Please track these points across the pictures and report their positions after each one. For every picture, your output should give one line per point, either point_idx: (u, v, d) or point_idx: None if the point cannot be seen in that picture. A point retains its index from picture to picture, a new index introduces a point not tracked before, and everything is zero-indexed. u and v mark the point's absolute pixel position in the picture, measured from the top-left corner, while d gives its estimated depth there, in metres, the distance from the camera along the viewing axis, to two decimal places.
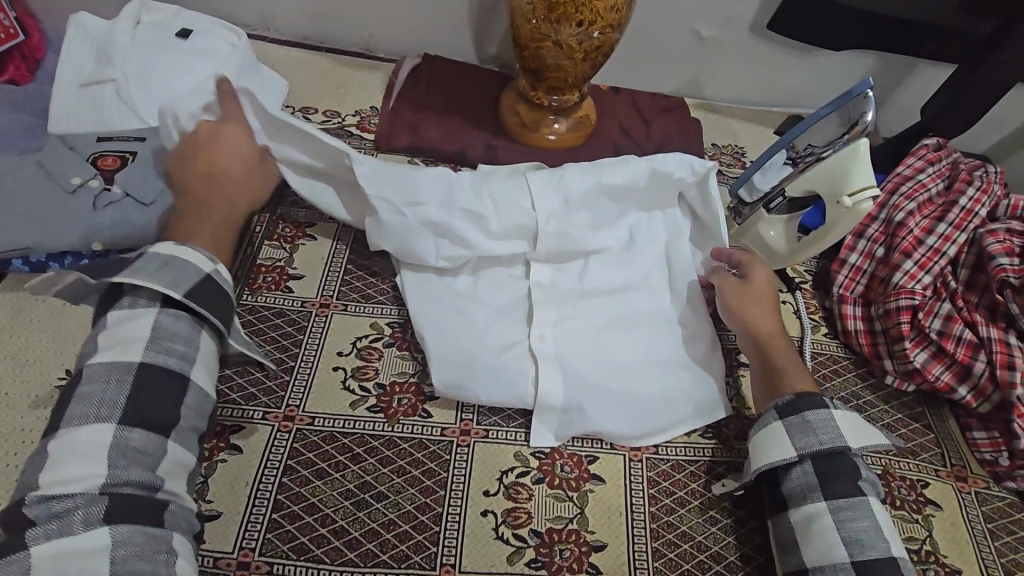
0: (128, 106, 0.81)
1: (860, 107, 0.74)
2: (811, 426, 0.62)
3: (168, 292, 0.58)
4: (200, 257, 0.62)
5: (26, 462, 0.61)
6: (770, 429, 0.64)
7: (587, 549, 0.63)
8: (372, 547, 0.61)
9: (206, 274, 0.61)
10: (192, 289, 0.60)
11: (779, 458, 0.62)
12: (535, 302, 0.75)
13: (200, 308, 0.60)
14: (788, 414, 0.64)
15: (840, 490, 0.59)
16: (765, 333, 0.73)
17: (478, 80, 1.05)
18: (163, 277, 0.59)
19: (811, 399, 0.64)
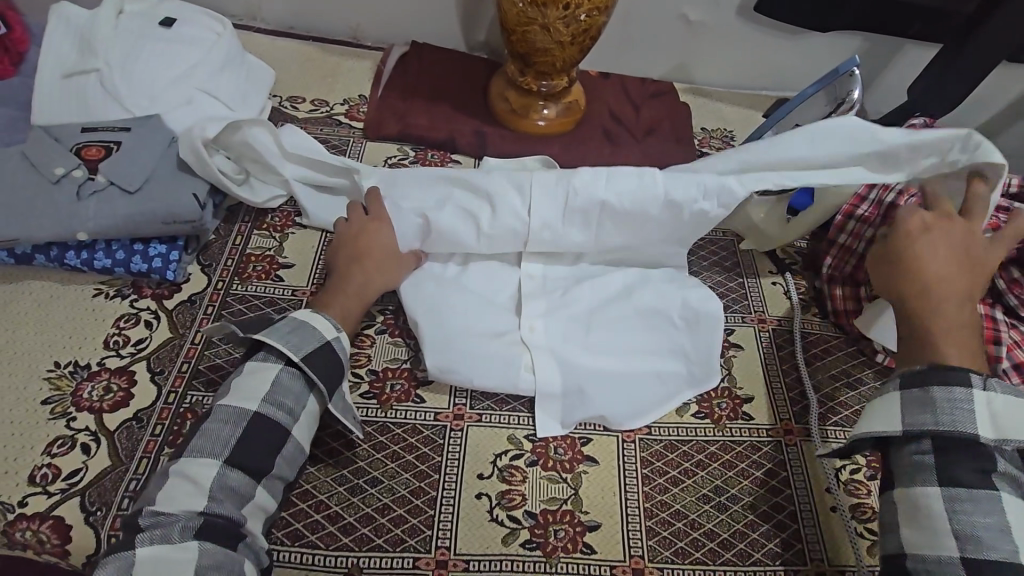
0: (112, 96, 0.80)
1: (846, 86, 0.75)
2: (935, 403, 0.54)
3: (291, 355, 0.60)
4: (328, 322, 0.64)
5: (17, 454, 0.61)
6: (881, 402, 0.57)
7: (582, 529, 0.63)
8: (367, 531, 0.61)
9: (329, 342, 0.63)
10: (312, 352, 0.61)
11: (880, 429, 0.56)
12: (523, 293, 0.75)
13: (316, 375, 0.61)
14: (913, 386, 0.56)
15: (959, 478, 0.51)
16: (937, 298, 0.60)
17: (467, 67, 1.04)
18: (289, 338, 0.61)
19: (958, 377, 0.54)
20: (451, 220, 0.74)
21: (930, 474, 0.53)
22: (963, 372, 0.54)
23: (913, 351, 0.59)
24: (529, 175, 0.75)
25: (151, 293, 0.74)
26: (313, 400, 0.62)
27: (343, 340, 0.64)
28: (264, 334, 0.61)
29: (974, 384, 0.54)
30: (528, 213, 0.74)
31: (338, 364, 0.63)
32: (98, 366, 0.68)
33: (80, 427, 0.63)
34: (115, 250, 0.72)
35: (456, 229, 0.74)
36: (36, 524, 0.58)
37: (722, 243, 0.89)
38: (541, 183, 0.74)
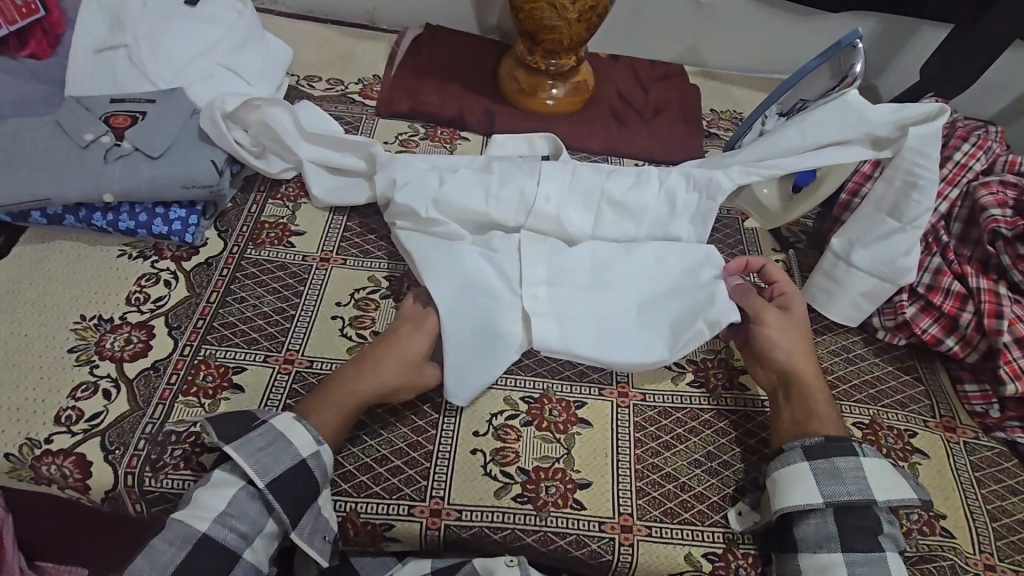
0: (139, 70, 0.84)
1: (849, 59, 0.75)
2: (842, 474, 0.61)
3: (258, 481, 0.56)
4: (309, 435, 0.59)
5: (44, 396, 0.65)
6: (796, 470, 0.61)
7: (572, 486, 0.65)
8: (364, 479, 0.63)
9: (306, 461, 0.58)
10: (283, 475, 0.57)
11: (806, 503, 0.59)
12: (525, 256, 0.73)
13: (278, 500, 0.57)
14: (817, 458, 0.62)
15: (855, 544, 0.58)
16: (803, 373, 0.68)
17: (479, 49, 1.07)
18: (260, 457, 0.57)
19: (843, 445, 0.62)
20: (463, 181, 0.76)
21: (836, 541, 0.59)
22: (850, 442, 0.62)
23: (792, 422, 0.66)
24: (541, 164, 0.78)
25: (170, 255, 0.78)
26: (270, 523, 0.58)
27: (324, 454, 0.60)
28: (233, 448, 0.57)
29: (856, 450, 0.62)
30: (537, 182, 0.76)
31: (308, 487, 0.58)
32: (120, 320, 0.72)
33: (102, 374, 0.67)
34: (139, 213, 0.77)
35: (465, 189, 0.76)
36: (60, 460, 0.62)
37: (726, 220, 0.90)
38: (549, 179, 0.76)
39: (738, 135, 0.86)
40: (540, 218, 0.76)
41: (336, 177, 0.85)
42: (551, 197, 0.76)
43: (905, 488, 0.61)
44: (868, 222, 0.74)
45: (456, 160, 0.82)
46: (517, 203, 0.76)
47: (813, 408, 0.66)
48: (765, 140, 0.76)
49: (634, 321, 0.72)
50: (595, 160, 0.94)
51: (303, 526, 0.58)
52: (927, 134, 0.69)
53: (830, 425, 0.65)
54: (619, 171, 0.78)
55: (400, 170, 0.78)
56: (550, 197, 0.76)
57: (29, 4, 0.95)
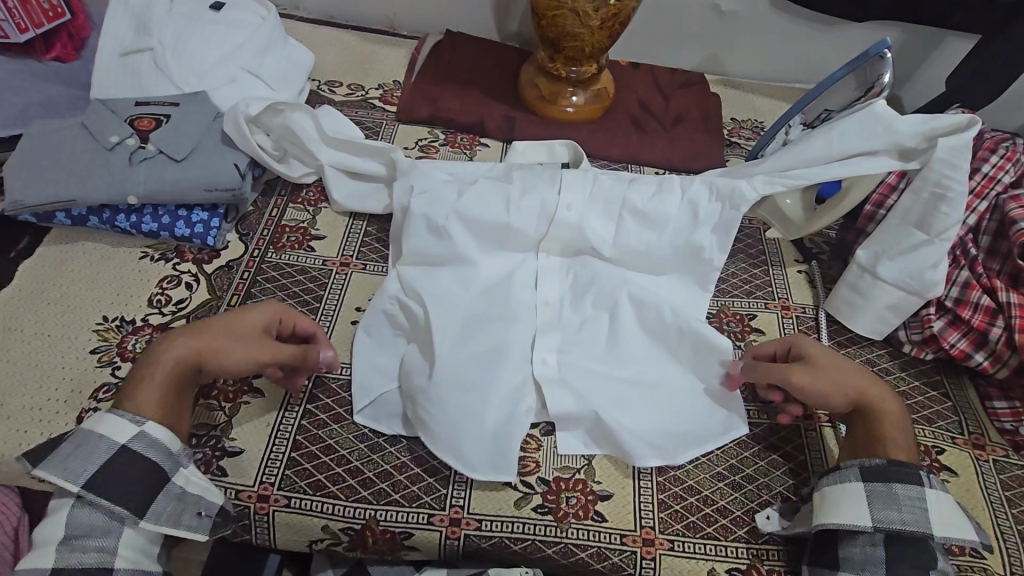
0: (164, 73, 0.85)
1: (876, 69, 0.74)
2: (897, 500, 0.58)
3: (69, 485, 0.52)
4: (122, 420, 0.55)
5: (67, 397, 0.65)
6: (850, 488, 0.59)
7: (593, 498, 0.64)
8: (384, 486, 0.63)
9: (121, 446, 0.54)
10: (97, 472, 0.53)
11: (850, 522, 0.57)
12: (540, 303, 0.74)
13: (112, 497, 0.53)
14: (876, 481, 0.59)
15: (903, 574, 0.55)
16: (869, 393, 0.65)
17: (499, 54, 1.07)
18: (68, 461, 0.53)
19: (907, 472, 0.59)
20: (483, 192, 0.75)
21: (881, 565, 0.56)
22: (917, 470, 0.59)
23: (861, 443, 0.63)
24: (562, 172, 0.76)
25: (192, 258, 0.78)
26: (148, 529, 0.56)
27: (143, 433, 0.55)
28: (45, 460, 0.53)
29: (923, 478, 0.59)
30: (558, 189, 0.75)
31: (150, 467, 0.55)
32: (142, 321, 0.72)
33: (124, 375, 0.67)
34: (162, 215, 0.77)
35: (485, 198, 0.74)
36: None
37: (747, 230, 0.89)
38: (571, 184, 0.75)
39: (759, 145, 0.86)
40: (562, 227, 0.75)
41: (355, 181, 0.84)
42: (574, 205, 0.74)
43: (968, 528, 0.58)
44: (894, 234, 0.73)
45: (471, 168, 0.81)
46: (537, 211, 0.75)
47: (884, 430, 0.62)
48: (792, 149, 0.75)
49: (660, 411, 0.68)
50: (615, 169, 0.94)
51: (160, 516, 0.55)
52: (957, 145, 0.67)
53: (900, 446, 0.62)
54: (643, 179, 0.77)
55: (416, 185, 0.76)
56: (572, 204, 0.74)
57: (56, 7, 0.96)
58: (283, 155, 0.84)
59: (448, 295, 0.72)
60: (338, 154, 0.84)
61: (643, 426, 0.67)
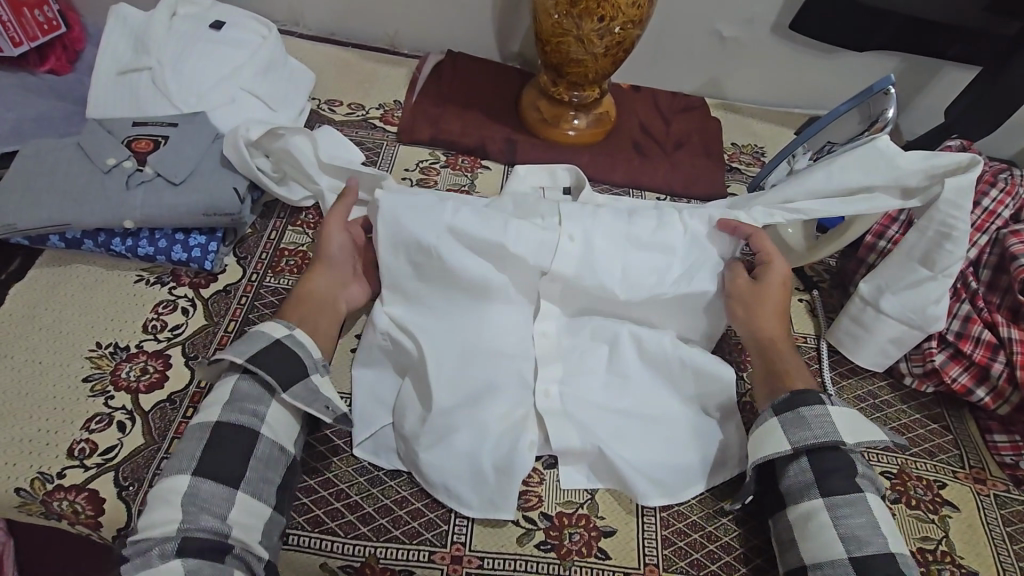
0: (163, 93, 0.84)
1: (881, 104, 0.75)
2: (807, 421, 0.60)
3: (237, 358, 0.60)
4: (278, 324, 0.64)
5: (58, 428, 0.64)
6: (766, 426, 0.62)
7: (597, 534, 0.63)
8: (384, 522, 0.62)
9: (279, 339, 0.62)
10: (259, 355, 0.61)
11: (773, 451, 0.60)
12: (538, 335, 0.72)
13: (267, 371, 0.60)
14: (785, 411, 0.61)
15: (834, 487, 0.57)
16: (780, 341, 0.70)
17: (500, 76, 1.07)
18: (238, 345, 0.61)
19: (807, 396, 0.62)
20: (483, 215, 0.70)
21: None
22: (817, 393, 0.62)
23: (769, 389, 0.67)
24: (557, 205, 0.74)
25: (188, 282, 0.77)
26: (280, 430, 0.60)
27: (296, 334, 0.64)
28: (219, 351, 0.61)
29: (824, 398, 0.62)
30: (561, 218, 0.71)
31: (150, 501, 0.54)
32: (137, 348, 0.70)
33: (117, 405, 0.66)
34: (158, 239, 0.76)
35: (487, 226, 0.69)
36: (72, 495, 0.60)
37: None
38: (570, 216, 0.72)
39: (763, 174, 0.86)
40: (565, 259, 0.70)
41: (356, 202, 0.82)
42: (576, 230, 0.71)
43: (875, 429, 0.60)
44: (897, 268, 0.73)
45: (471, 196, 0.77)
46: (536, 242, 0.70)
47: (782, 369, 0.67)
48: (795, 183, 0.75)
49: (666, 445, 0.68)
50: (617, 193, 0.94)
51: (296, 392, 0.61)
52: (962, 182, 0.68)
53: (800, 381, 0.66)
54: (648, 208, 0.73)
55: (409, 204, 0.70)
56: (574, 238, 0.71)
57: (51, 20, 0.95)
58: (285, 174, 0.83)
59: (442, 327, 0.69)
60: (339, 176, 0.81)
61: (641, 462, 0.66)
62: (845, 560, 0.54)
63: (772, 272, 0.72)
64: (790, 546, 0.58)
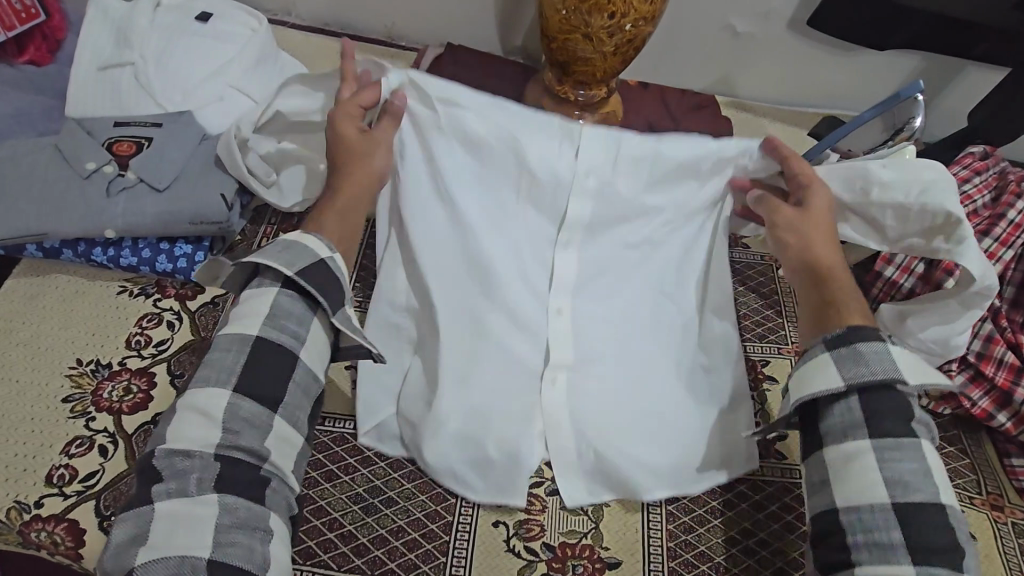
0: (146, 90, 0.79)
1: (908, 111, 0.72)
2: (864, 357, 0.53)
3: (284, 271, 0.53)
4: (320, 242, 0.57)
5: (36, 452, 0.61)
6: (817, 360, 0.54)
7: (601, 566, 0.61)
8: (380, 554, 0.59)
9: (324, 261, 0.55)
10: (307, 269, 0.54)
11: (824, 386, 0.53)
12: (550, 322, 0.67)
13: (315, 289, 0.54)
14: (839, 345, 0.54)
15: (889, 428, 0.50)
16: (837, 267, 0.63)
17: (503, 71, 1.02)
18: (282, 255, 0.54)
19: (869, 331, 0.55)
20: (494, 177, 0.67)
21: None
22: (875, 328, 0.55)
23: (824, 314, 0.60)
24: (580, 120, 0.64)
25: (174, 293, 0.73)
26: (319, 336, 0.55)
27: (338, 260, 0.57)
28: (254, 255, 0.54)
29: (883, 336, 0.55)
30: (566, 203, 0.67)
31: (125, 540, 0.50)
32: (119, 365, 0.67)
33: (98, 428, 0.63)
34: (141, 248, 0.72)
35: (495, 202, 0.68)
36: (51, 526, 0.57)
37: (760, 267, 0.85)
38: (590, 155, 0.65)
39: None
40: (567, 254, 0.69)
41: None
42: (585, 222, 0.68)
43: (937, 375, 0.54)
44: None
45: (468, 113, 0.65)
46: (534, 233, 0.69)
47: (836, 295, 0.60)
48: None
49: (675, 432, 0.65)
50: None
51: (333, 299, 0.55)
52: None
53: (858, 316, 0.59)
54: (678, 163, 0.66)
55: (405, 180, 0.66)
56: (577, 224, 0.67)
57: (29, 8, 0.89)
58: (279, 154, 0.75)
59: (444, 315, 0.65)
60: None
61: (648, 454, 0.64)
62: (887, 504, 0.48)
63: (811, 198, 0.65)
64: (820, 487, 0.53)
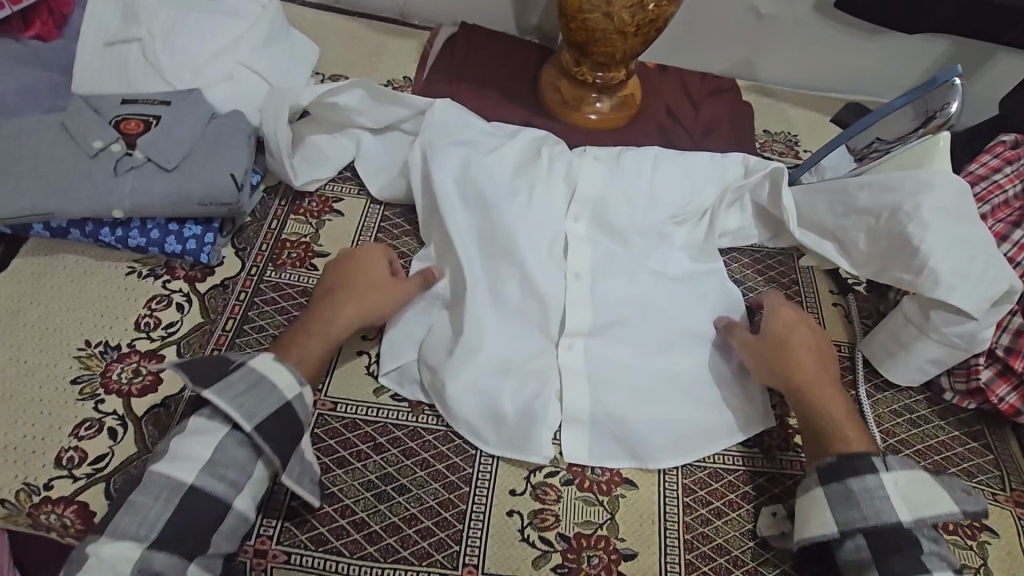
0: (153, 66, 0.77)
1: (943, 97, 0.70)
2: (857, 499, 0.55)
3: (241, 425, 0.53)
4: (292, 376, 0.57)
5: (45, 434, 0.60)
6: (812, 498, 0.57)
7: (616, 557, 0.60)
8: (392, 542, 0.58)
9: (289, 402, 0.56)
10: (266, 418, 0.54)
11: (819, 532, 0.55)
12: (569, 299, 0.70)
13: (270, 442, 0.54)
14: (833, 482, 0.56)
15: (896, 567, 0.52)
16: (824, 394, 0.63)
17: (519, 52, 0.99)
18: (238, 401, 0.54)
19: (859, 460, 0.56)
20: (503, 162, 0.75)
21: None
22: (868, 457, 0.56)
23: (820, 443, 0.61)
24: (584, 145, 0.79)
25: (183, 275, 0.72)
26: (260, 468, 0.55)
27: (305, 395, 0.58)
28: (209, 390, 0.54)
29: (878, 465, 0.56)
30: (572, 194, 0.75)
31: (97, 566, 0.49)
32: (128, 348, 0.66)
33: (108, 410, 0.62)
34: (150, 229, 0.70)
35: (515, 184, 0.74)
36: (60, 508, 0.56)
37: (781, 255, 0.83)
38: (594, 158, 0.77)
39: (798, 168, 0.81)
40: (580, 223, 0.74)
41: (380, 138, 0.82)
42: (592, 211, 0.74)
43: (941, 499, 0.55)
44: None
45: (474, 121, 0.78)
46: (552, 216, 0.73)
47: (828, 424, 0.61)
48: (837, 191, 0.74)
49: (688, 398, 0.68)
50: None
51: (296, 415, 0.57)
52: None
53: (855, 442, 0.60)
54: (667, 164, 0.77)
55: (435, 166, 0.73)
56: (579, 216, 0.74)
57: None
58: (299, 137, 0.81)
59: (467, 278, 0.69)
60: (360, 121, 0.80)
61: (661, 417, 0.66)
62: None
63: (793, 335, 0.67)
64: None
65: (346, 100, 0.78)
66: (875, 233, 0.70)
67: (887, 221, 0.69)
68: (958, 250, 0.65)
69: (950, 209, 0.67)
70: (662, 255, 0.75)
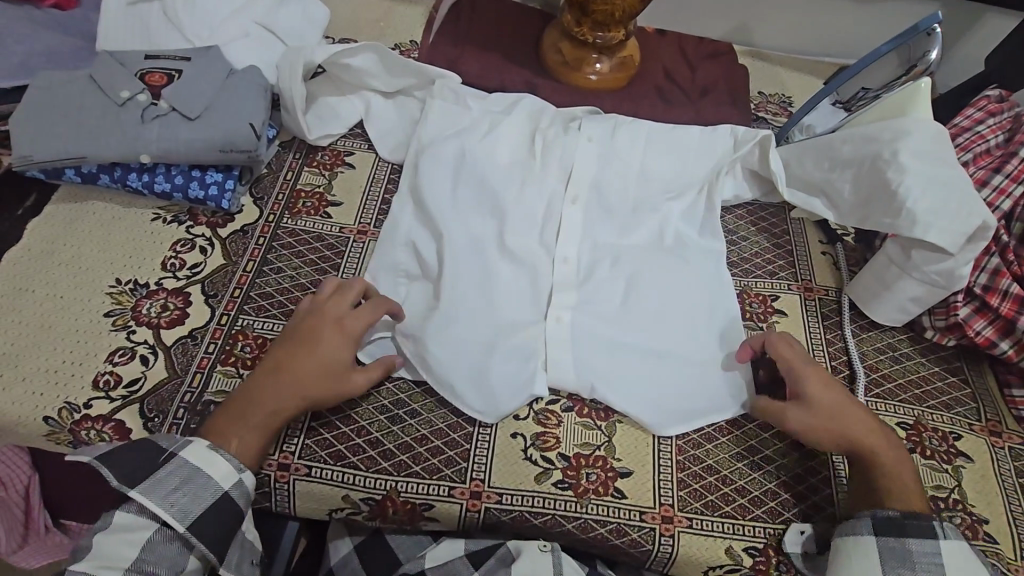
0: (176, 25, 0.82)
1: (923, 46, 0.75)
2: (912, 559, 0.57)
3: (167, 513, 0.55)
4: (229, 466, 0.57)
5: (82, 360, 0.64)
6: (862, 543, 0.58)
7: (613, 474, 0.64)
8: (405, 459, 0.63)
9: (227, 492, 0.57)
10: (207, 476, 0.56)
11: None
12: (554, 270, 0.73)
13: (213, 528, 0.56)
14: (887, 533, 0.58)
15: None
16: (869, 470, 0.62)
17: (522, 17, 1.02)
18: (173, 502, 0.56)
19: (917, 525, 0.58)
20: (503, 140, 0.79)
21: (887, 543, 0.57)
22: (929, 523, 0.58)
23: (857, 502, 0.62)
24: (579, 121, 0.82)
25: (206, 221, 0.76)
26: (192, 560, 0.57)
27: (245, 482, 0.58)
28: (139, 492, 0.55)
29: (937, 530, 0.58)
30: (569, 176, 0.78)
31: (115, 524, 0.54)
32: (156, 285, 0.70)
33: (139, 340, 0.66)
34: (174, 176, 0.74)
35: (517, 163, 0.78)
36: (100, 425, 0.61)
37: (773, 207, 0.87)
38: (591, 130, 0.80)
39: (787, 126, 0.85)
40: (579, 183, 0.77)
41: (390, 101, 0.86)
42: (585, 180, 0.77)
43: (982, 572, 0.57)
44: None
45: (472, 102, 0.82)
46: (549, 194, 0.77)
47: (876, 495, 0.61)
48: (821, 146, 0.78)
49: (670, 359, 0.70)
50: None
51: (237, 505, 0.58)
52: None
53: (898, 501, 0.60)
54: (658, 142, 0.81)
55: (427, 155, 0.78)
56: (577, 199, 0.76)
57: None
58: (312, 95, 0.85)
59: (455, 245, 0.72)
60: (373, 83, 0.84)
61: (647, 379, 0.69)
62: None
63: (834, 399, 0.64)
64: None
65: (360, 63, 0.82)
66: (859, 181, 0.74)
67: (869, 167, 0.73)
68: (936, 192, 0.69)
69: (928, 154, 0.71)
70: (651, 229, 0.77)
